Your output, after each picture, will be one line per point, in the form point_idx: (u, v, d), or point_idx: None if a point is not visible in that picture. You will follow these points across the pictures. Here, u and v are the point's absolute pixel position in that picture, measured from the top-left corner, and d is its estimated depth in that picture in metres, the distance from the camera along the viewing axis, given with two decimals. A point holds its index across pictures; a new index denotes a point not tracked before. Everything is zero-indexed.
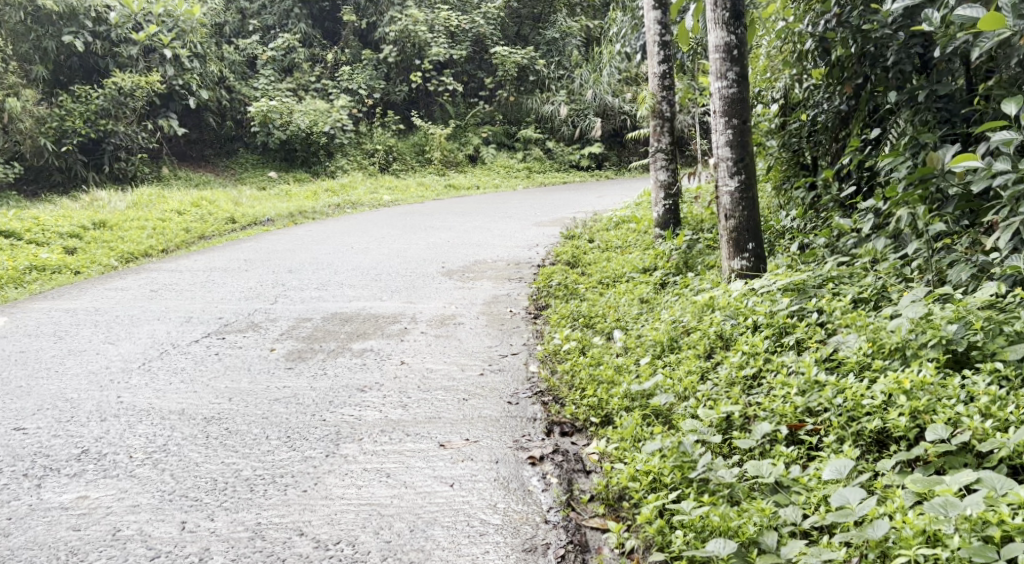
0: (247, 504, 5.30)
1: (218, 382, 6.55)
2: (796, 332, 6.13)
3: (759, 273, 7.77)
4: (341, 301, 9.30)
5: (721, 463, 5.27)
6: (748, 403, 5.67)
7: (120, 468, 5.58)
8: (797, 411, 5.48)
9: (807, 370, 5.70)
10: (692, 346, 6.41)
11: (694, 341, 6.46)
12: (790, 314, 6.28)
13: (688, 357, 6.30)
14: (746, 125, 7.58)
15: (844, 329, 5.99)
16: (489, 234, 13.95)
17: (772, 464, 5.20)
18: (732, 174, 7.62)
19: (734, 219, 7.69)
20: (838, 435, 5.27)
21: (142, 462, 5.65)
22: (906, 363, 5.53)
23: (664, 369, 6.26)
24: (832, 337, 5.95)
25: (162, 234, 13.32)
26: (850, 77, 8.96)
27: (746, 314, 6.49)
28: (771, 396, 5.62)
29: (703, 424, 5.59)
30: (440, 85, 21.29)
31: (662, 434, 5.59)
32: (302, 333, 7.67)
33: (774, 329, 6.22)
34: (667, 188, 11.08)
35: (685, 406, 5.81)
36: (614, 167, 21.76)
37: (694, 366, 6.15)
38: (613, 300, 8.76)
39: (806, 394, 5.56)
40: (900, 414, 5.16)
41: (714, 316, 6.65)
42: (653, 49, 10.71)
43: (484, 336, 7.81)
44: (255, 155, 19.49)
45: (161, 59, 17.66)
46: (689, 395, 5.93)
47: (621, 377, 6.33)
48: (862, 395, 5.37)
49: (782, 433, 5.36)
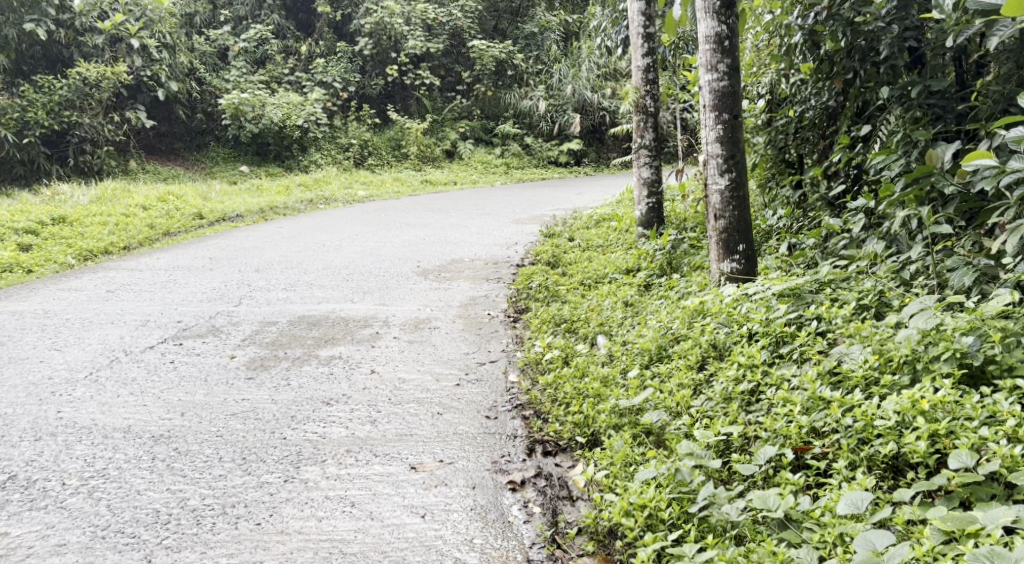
0: (192, 541, 4.86)
1: (171, 395, 6.09)
2: (795, 341, 5.75)
3: (750, 277, 7.31)
4: (309, 303, 8.84)
5: (724, 495, 4.91)
6: (748, 423, 5.30)
7: (49, 499, 5.12)
8: (802, 432, 5.13)
9: (811, 387, 5.33)
10: (683, 355, 6.02)
11: (684, 351, 6.06)
12: (787, 322, 5.89)
13: (680, 369, 5.89)
14: (738, 121, 7.13)
15: (847, 339, 5.62)
16: (466, 231, 13.51)
17: (779, 495, 4.84)
18: (722, 172, 7.17)
19: (723, 219, 7.24)
20: (849, 461, 4.93)
21: (76, 490, 5.19)
22: (917, 377, 5.19)
23: (654, 382, 5.86)
24: (834, 348, 5.58)
25: (124, 230, 12.81)
26: (841, 73, 8.59)
27: (739, 321, 6.10)
28: (773, 415, 5.26)
29: (700, 446, 5.23)
30: (417, 78, 20.79)
31: (657, 459, 5.22)
32: (266, 339, 7.23)
33: (771, 338, 5.83)
34: (651, 185, 10.68)
35: (680, 425, 5.44)
36: (593, 163, 21.33)
37: (686, 379, 5.77)
38: (597, 303, 8.35)
39: (811, 413, 5.20)
40: (917, 438, 4.84)
41: (703, 323, 6.25)
42: (636, 41, 10.32)
43: (460, 342, 7.37)
44: (226, 148, 18.97)
45: (127, 49, 17.07)
46: (683, 411, 5.56)
47: (608, 390, 5.92)
48: (873, 415, 5.03)
49: (787, 458, 5.02)
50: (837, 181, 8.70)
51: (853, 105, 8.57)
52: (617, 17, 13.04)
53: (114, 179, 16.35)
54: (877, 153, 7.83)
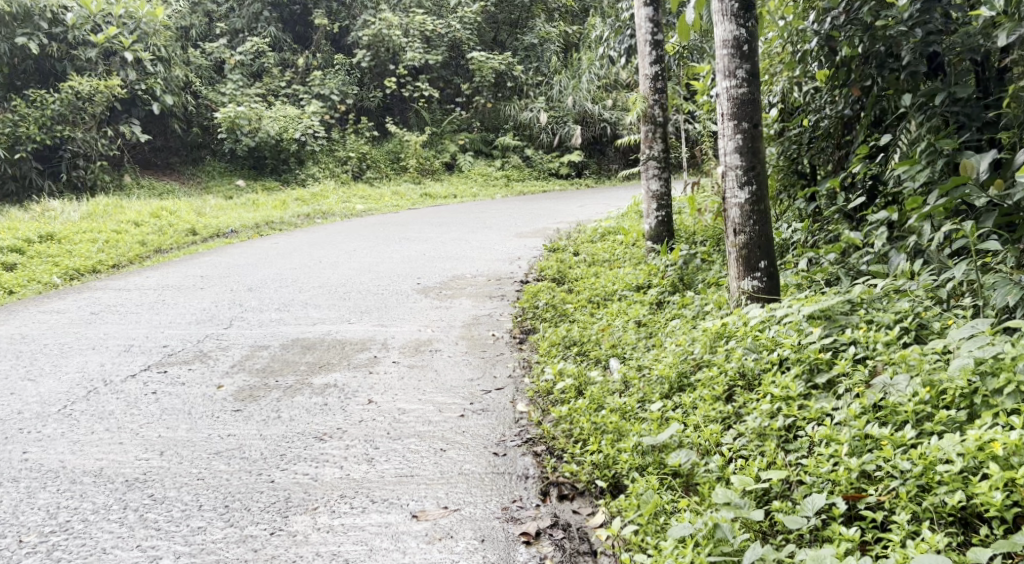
0: None
1: (151, 431, 5.65)
2: (833, 370, 5.34)
3: (772, 296, 6.81)
4: (303, 324, 8.40)
5: (773, 555, 4.51)
6: (790, 465, 4.91)
7: (5, 559, 4.68)
8: (851, 477, 4.74)
9: (857, 425, 4.95)
10: (707, 384, 5.61)
11: (709, 379, 5.64)
12: (822, 348, 5.48)
13: (707, 400, 5.48)
14: (758, 130, 6.67)
15: (890, 367, 5.23)
16: (468, 245, 13.08)
17: (833, 554, 4.45)
18: (742, 184, 6.69)
19: (744, 235, 6.75)
20: (911, 512, 4.56)
21: (35, 548, 4.75)
22: (977, 414, 4.83)
23: (681, 416, 5.46)
24: (877, 377, 5.19)
25: (114, 248, 12.36)
26: (859, 80, 8.17)
27: (769, 346, 5.68)
28: (818, 457, 4.87)
29: (738, 493, 4.84)
30: (415, 90, 20.40)
31: (691, 511, 4.82)
32: (257, 366, 6.79)
33: (805, 365, 5.43)
34: (659, 198, 10.23)
35: (713, 467, 5.04)
36: (595, 175, 20.92)
37: (715, 412, 5.37)
38: (608, 324, 7.91)
39: (860, 456, 4.82)
40: (989, 486, 4.47)
41: (728, 347, 5.83)
42: (644, 49, 9.93)
43: (463, 366, 6.93)
44: (223, 163, 18.55)
45: (121, 63, 16.63)
46: (715, 450, 5.16)
47: (628, 425, 5.50)
48: (933, 459, 4.66)
49: (839, 508, 4.64)
50: (854, 192, 8.26)
51: (871, 113, 8.15)
52: (620, 26, 12.62)
53: (107, 195, 15.91)
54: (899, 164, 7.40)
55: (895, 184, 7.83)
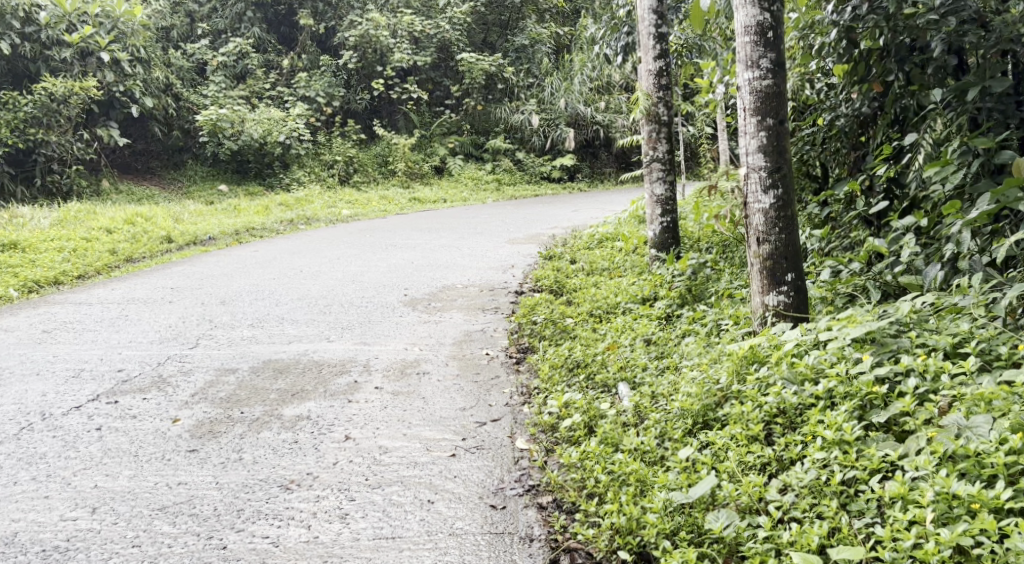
0: None
1: (86, 479, 4.99)
2: (892, 408, 4.77)
3: (800, 314, 6.06)
4: (277, 343, 7.66)
5: None
6: (862, 539, 4.31)
7: None
8: (945, 557, 4.13)
9: (942, 482, 4.35)
10: (742, 421, 5.01)
11: (743, 415, 5.05)
12: (876, 379, 4.91)
13: (743, 441, 4.89)
14: (784, 125, 5.92)
15: (962, 405, 4.67)
16: (458, 252, 12.33)
17: None
18: (767, 187, 5.95)
19: (768, 244, 6.00)
20: None
21: None
22: None
23: (715, 463, 4.86)
24: (948, 416, 4.64)
25: (81, 257, 11.56)
26: (881, 76, 7.44)
27: (808, 376, 5.10)
28: (896, 525, 4.28)
29: None
30: (404, 93, 19.62)
31: None
32: (220, 395, 6.03)
33: (855, 399, 4.86)
34: (664, 203, 9.49)
35: (765, 535, 4.43)
36: (587, 179, 20.22)
37: (754, 458, 4.80)
38: (615, 342, 7.21)
39: (949, 525, 4.24)
40: None
41: (759, 375, 5.23)
42: (647, 43, 9.21)
43: (453, 392, 6.19)
44: (204, 167, 17.77)
45: (98, 64, 15.76)
46: (763, 508, 4.56)
47: (652, 474, 4.86)
48: None
49: None
50: (875, 195, 7.58)
51: (891, 111, 7.41)
52: (616, 23, 11.90)
53: (82, 201, 15.10)
54: (930, 164, 6.71)
55: (921, 188, 7.14)
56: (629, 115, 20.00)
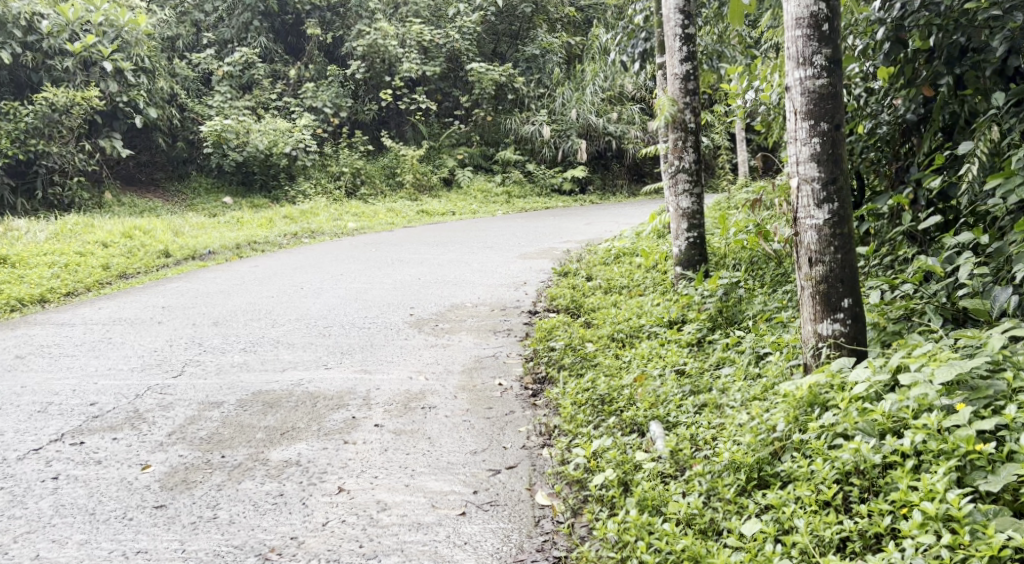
0: None
1: (30, 545, 4.42)
2: (1003, 475, 4.20)
3: (858, 346, 5.33)
4: (270, 372, 6.95)
5: None
6: None
7: None
8: None
9: None
10: (812, 486, 4.46)
11: (811, 475, 4.52)
12: (978, 435, 4.32)
13: (814, 508, 4.37)
14: (840, 132, 5.22)
15: None
16: (468, 268, 11.65)
17: None
18: (821, 201, 5.24)
19: (822, 266, 5.29)
20: None
21: None
22: None
23: (780, 534, 4.36)
24: None
25: (72, 273, 10.89)
26: (930, 80, 6.69)
27: (887, 428, 4.54)
28: None
29: None
30: (412, 103, 18.95)
31: None
32: (200, 436, 5.33)
33: (952, 460, 4.30)
34: (691, 216, 8.74)
35: None
36: (599, 191, 19.47)
37: (831, 534, 4.27)
38: (643, 373, 6.52)
39: None
40: None
41: (824, 423, 4.68)
42: (673, 45, 8.52)
43: (463, 431, 5.51)
44: (209, 178, 17.08)
45: (101, 74, 15.10)
46: None
47: (708, 551, 4.35)
48: None
49: None
50: (921, 208, 6.81)
51: (939, 118, 6.69)
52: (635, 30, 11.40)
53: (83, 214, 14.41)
54: (993, 175, 5.99)
55: (976, 202, 6.40)
56: (642, 126, 19.30)
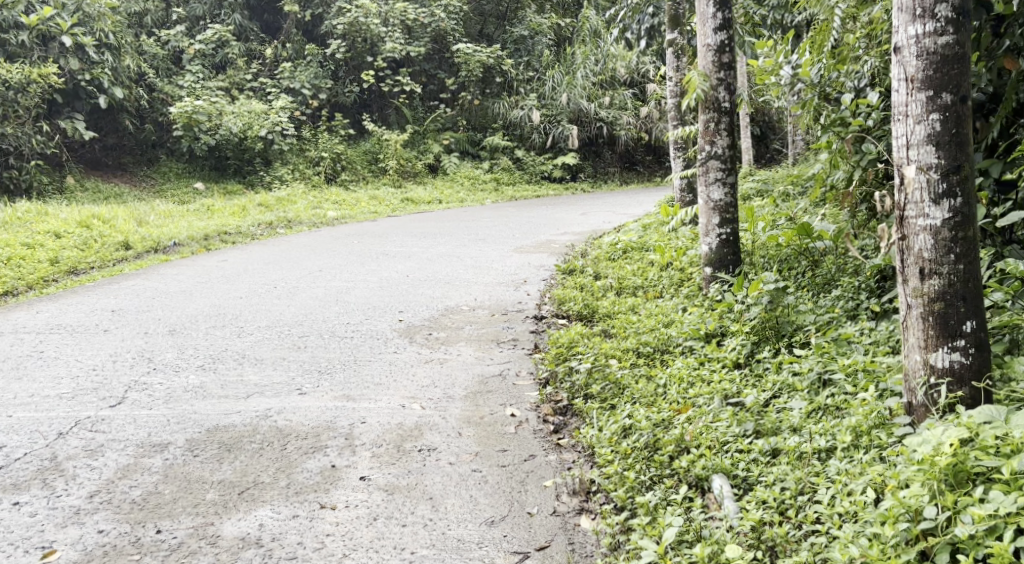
0: None
1: None
2: None
3: (980, 384, 4.21)
4: (233, 401, 5.69)
5: None
6: None
7: None
8: None
9: None
10: None
11: None
12: None
13: None
14: (967, 106, 4.10)
15: None
16: (460, 263, 10.46)
17: None
18: (939, 196, 4.11)
19: (938, 280, 4.17)
20: None
21: None
22: None
23: None
24: None
25: (13, 268, 9.57)
26: (1013, 52, 5.35)
27: None
28: None
29: None
30: (395, 85, 17.57)
31: None
32: (130, 499, 4.36)
33: None
34: (723, 210, 7.28)
35: None
36: (590, 179, 18.18)
37: None
38: (688, 405, 5.33)
39: None
40: None
41: (996, 511, 3.69)
42: (705, 10, 7.19)
43: (471, 489, 4.51)
44: (180, 163, 15.65)
45: (61, 50, 13.63)
46: None
47: None
48: None
49: None
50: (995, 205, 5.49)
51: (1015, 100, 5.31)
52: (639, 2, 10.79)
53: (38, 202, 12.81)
54: None
55: None
56: (634, 112, 18.13)
